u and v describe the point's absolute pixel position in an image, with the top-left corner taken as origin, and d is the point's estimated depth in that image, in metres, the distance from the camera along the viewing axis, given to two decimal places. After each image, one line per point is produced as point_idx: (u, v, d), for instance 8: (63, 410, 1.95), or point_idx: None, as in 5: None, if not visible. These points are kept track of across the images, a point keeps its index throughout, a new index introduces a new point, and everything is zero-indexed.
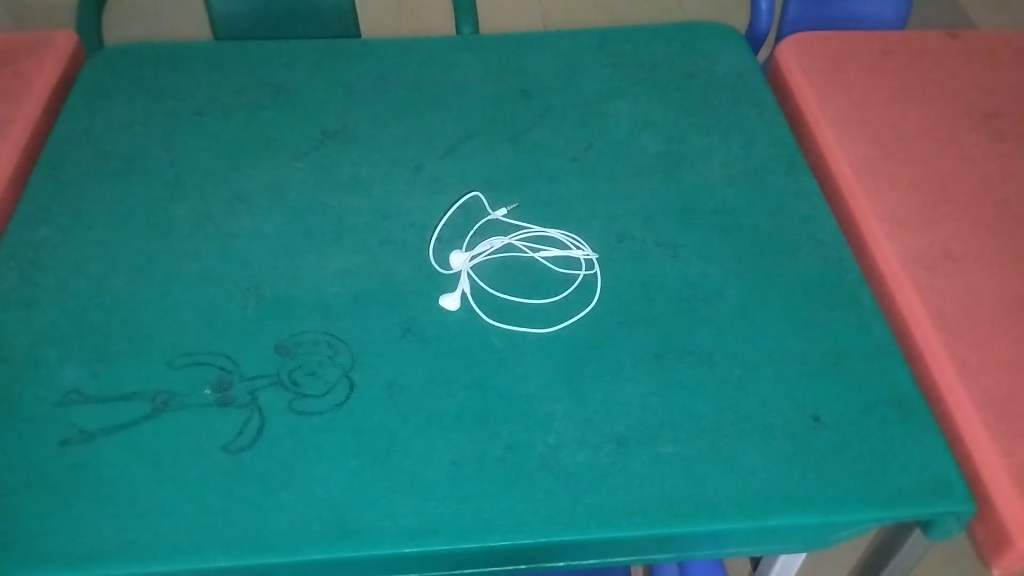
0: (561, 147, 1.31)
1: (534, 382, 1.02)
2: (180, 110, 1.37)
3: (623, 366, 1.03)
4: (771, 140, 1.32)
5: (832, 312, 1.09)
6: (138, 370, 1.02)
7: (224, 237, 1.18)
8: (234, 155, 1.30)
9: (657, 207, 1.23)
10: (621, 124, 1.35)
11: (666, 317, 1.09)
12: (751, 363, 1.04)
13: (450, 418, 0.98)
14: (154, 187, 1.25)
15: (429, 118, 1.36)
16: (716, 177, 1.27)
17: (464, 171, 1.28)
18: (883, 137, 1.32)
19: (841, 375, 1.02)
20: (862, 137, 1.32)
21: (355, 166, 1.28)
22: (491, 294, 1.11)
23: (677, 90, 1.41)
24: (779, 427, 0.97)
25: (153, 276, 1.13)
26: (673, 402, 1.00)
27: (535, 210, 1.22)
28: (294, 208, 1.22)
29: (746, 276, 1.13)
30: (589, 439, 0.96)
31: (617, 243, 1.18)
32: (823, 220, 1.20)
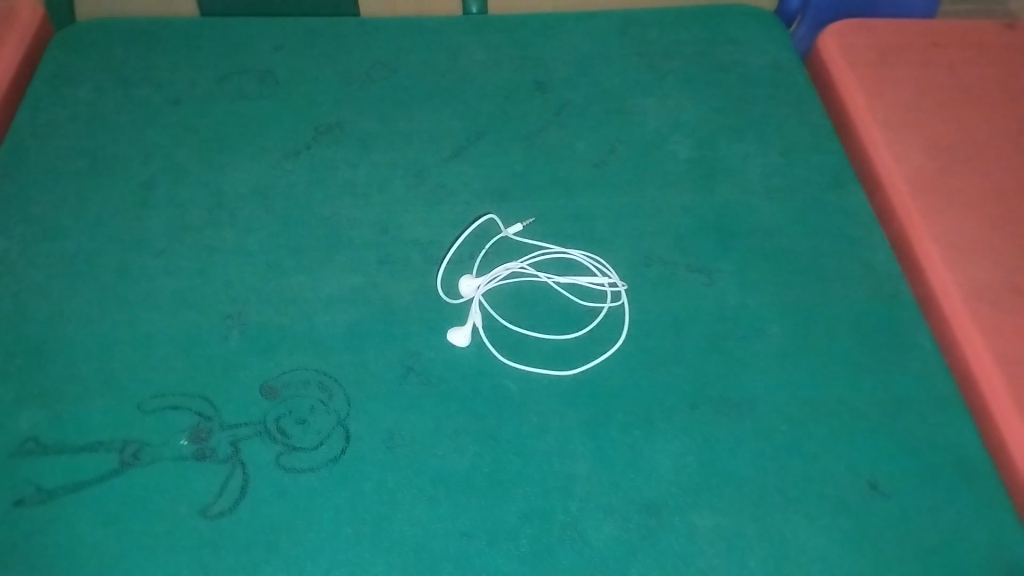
0: (582, 151, 1.18)
1: (553, 436, 0.90)
2: (156, 99, 1.22)
3: (653, 418, 0.92)
4: (817, 146, 1.18)
5: (887, 355, 0.97)
6: (106, 414, 0.90)
7: (204, 251, 1.05)
8: (217, 154, 1.16)
9: (690, 225, 1.10)
10: (647, 125, 1.21)
11: (702, 359, 0.97)
12: (797, 416, 0.92)
13: (459, 479, 0.87)
14: (126, 192, 1.11)
15: (435, 114, 1.22)
16: (755, 190, 1.13)
17: (473, 178, 1.14)
18: (938, 145, 1.18)
19: (899, 432, 0.91)
20: (918, 143, 1.18)
21: (351, 169, 1.15)
22: (505, 328, 0.99)
23: (710, 85, 1.27)
24: (830, 496, 0.87)
25: (123, 297, 1.00)
26: (710, 463, 0.89)
27: (553, 225, 1.09)
28: (283, 218, 1.09)
29: (790, 310, 1.01)
30: (617, 506, 0.86)
31: (646, 267, 1.05)
32: (875, 244, 1.08)
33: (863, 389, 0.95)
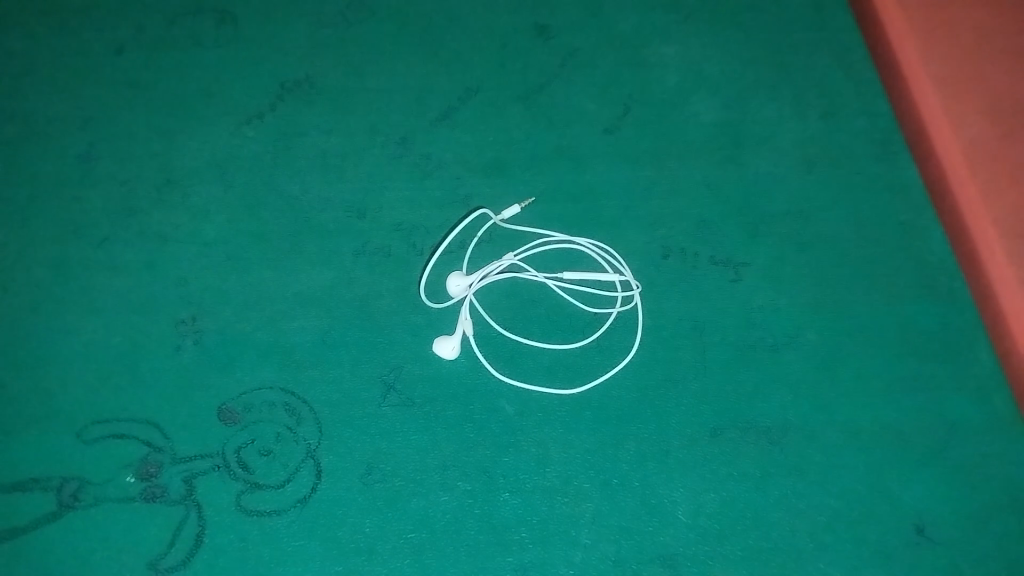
0: (591, 112, 1.01)
1: (555, 470, 0.79)
2: (96, 48, 1.05)
3: (669, 448, 0.80)
4: (863, 108, 1.02)
5: (938, 371, 0.84)
6: (42, 444, 0.79)
7: (153, 239, 0.91)
8: (166, 117, 1.00)
9: (715, 206, 0.95)
10: (667, 79, 1.04)
11: (727, 374, 0.84)
12: (835, 447, 0.81)
13: (445, 524, 0.77)
14: (62, 165, 0.96)
15: (419, 65, 1.04)
16: (791, 162, 0.98)
17: (464, 145, 0.98)
18: (1014, 91, 0.97)
19: (951, 465, 0.80)
20: (986, 87, 0.97)
21: (323, 136, 0.99)
22: (498, 337, 0.86)
23: (740, 29, 1.09)
24: (872, 543, 0.76)
25: (61, 299, 0.87)
26: (735, 503, 0.78)
27: (557, 206, 0.94)
28: (244, 199, 0.94)
29: (829, 313, 0.88)
30: (628, 558, 0.75)
31: (663, 259, 0.91)
32: (927, 232, 0.93)
33: (911, 414, 0.82)
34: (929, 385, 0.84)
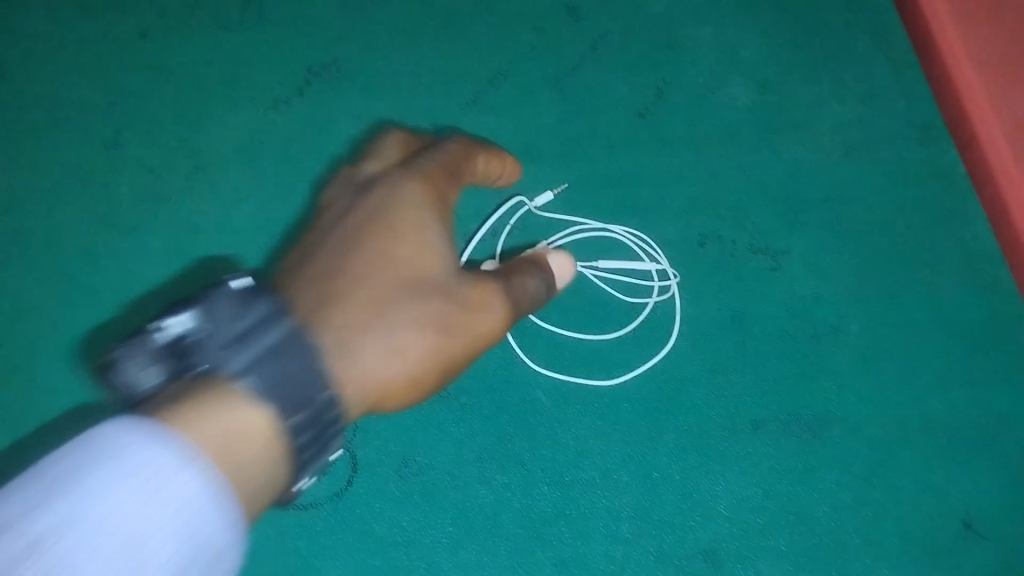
0: (623, 96, 0.98)
1: (594, 463, 0.78)
2: (119, 30, 1.03)
3: (710, 441, 0.79)
4: (904, 88, 0.97)
5: (985, 362, 0.83)
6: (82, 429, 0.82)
7: (184, 229, 0.92)
8: (194, 105, 0.99)
9: (754, 192, 0.92)
10: (701, 61, 1.00)
11: (767, 365, 0.82)
12: (878, 440, 0.79)
13: (484, 518, 0.76)
14: (90, 154, 0.96)
15: (448, 46, 1.01)
16: (831, 146, 0.95)
17: (495, 131, 0.96)
18: None
19: (998, 459, 0.78)
20: None
21: (351, 122, 0.97)
22: (530, 327, 0.84)
23: (779, 4, 1.03)
24: (918, 537, 0.76)
25: (97, 291, 0.89)
26: (776, 497, 0.77)
27: (591, 193, 0.92)
28: (273, 187, 0.94)
29: (871, 302, 0.86)
30: (669, 553, 0.75)
31: (700, 247, 0.89)
32: (972, 220, 0.90)
33: (958, 407, 0.80)
34: (978, 377, 0.82)
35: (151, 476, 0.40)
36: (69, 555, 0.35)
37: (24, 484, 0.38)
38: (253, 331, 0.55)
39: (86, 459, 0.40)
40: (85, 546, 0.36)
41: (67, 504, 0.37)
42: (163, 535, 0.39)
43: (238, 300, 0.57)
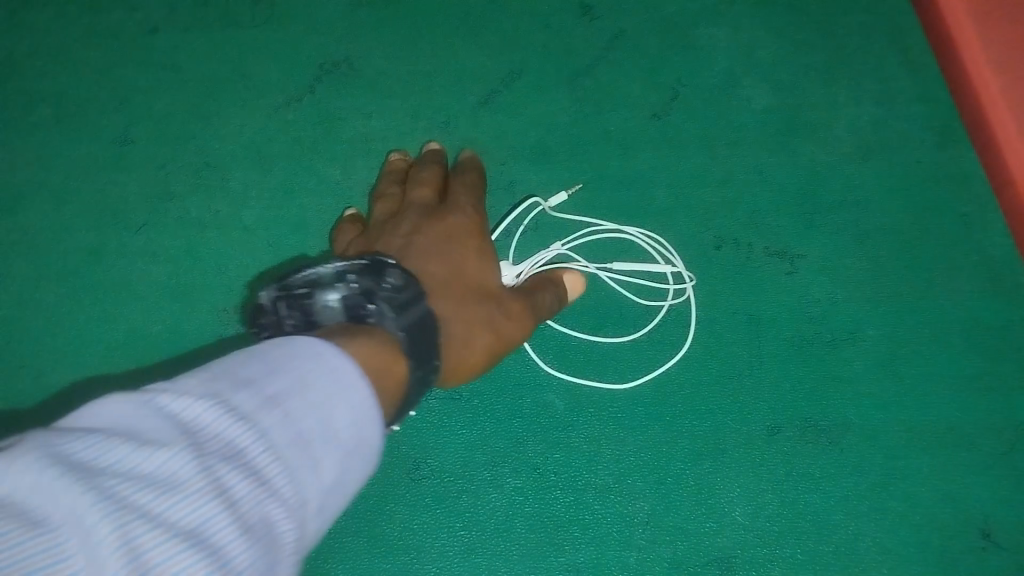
0: (637, 96, 0.97)
1: (608, 468, 0.77)
2: (128, 28, 1.02)
3: (725, 447, 0.78)
4: (923, 90, 0.96)
5: (1005, 369, 0.81)
6: None
7: (193, 227, 0.91)
8: (203, 102, 0.98)
9: (770, 195, 0.91)
10: (717, 62, 0.99)
11: (782, 371, 0.81)
12: (895, 448, 0.78)
13: (497, 523, 0.75)
14: (98, 150, 0.95)
15: (460, 45, 1.00)
16: (848, 148, 0.93)
17: (508, 131, 0.95)
18: None
19: (1019, 468, 0.77)
20: None
21: (362, 121, 0.96)
22: (544, 329, 0.83)
23: (794, 6, 1.02)
24: (936, 547, 0.74)
25: (105, 290, 0.88)
26: (792, 505, 0.76)
27: (604, 194, 0.91)
28: (283, 185, 0.93)
29: (888, 307, 0.85)
30: (684, 561, 0.74)
31: (715, 250, 0.88)
32: (991, 224, 0.89)
33: (976, 415, 0.79)
34: (997, 385, 0.81)
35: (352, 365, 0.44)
36: (301, 404, 0.40)
37: (246, 361, 0.41)
38: (409, 300, 0.58)
39: (306, 340, 0.44)
40: (313, 401, 0.40)
41: (301, 365, 0.42)
42: (361, 413, 0.43)
43: (384, 278, 0.58)
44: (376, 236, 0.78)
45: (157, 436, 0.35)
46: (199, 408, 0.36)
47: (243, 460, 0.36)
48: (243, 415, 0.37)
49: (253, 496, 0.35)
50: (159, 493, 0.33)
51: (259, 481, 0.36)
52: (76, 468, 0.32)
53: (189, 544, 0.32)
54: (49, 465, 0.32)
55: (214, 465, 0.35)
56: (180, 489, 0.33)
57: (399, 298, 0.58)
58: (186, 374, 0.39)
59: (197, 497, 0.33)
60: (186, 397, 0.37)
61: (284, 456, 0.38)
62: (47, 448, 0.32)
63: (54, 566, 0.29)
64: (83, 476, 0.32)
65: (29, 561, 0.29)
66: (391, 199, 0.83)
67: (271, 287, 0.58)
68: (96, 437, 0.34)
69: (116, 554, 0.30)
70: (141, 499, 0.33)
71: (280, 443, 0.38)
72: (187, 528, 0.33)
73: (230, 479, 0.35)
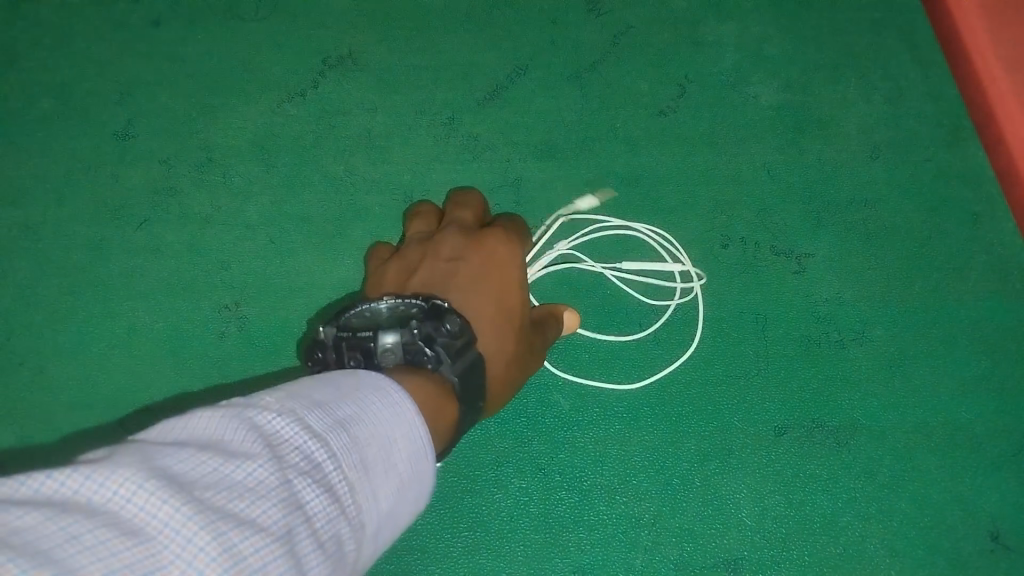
0: (644, 93, 0.96)
1: (614, 468, 0.77)
2: (131, 21, 1.01)
3: (731, 447, 0.77)
4: (931, 88, 0.95)
5: (1014, 370, 0.80)
6: (89, 424, 0.80)
7: (195, 222, 0.90)
8: (205, 96, 0.97)
9: (777, 193, 0.90)
10: (724, 58, 0.98)
11: (790, 371, 0.81)
12: (903, 448, 0.78)
13: (501, 523, 0.75)
14: (99, 144, 0.94)
15: (465, 39, 0.99)
16: (857, 146, 0.92)
17: (513, 127, 0.94)
18: None
19: None
20: None
21: (366, 116, 0.95)
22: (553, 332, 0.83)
23: (802, 2, 1.01)
24: (945, 549, 0.74)
25: (107, 285, 0.87)
26: (800, 506, 0.75)
27: (610, 191, 0.90)
28: (286, 180, 0.92)
29: (896, 306, 0.84)
30: (691, 562, 0.73)
31: (722, 248, 0.87)
32: (1001, 222, 0.87)
33: (984, 416, 0.79)
34: (1006, 385, 0.80)
35: (407, 401, 0.46)
36: (366, 431, 0.42)
37: (313, 391, 0.43)
38: (464, 347, 0.59)
39: (366, 377, 0.47)
40: (373, 431, 0.43)
41: (364, 397, 0.45)
42: (417, 445, 0.45)
43: (444, 322, 0.58)
44: (415, 256, 0.75)
45: (243, 451, 0.37)
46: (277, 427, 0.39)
47: (320, 478, 0.38)
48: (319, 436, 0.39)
49: (328, 512, 0.38)
50: (250, 500, 0.35)
51: (334, 497, 0.38)
52: (172, 480, 0.33)
53: (284, 552, 0.34)
54: (150, 476, 0.33)
55: (297, 480, 0.37)
56: (267, 500, 0.35)
57: (457, 343, 0.58)
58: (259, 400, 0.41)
59: (283, 506, 0.36)
60: (266, 419, 0.39)
61: (353, 476, 0.40)
62: (141, 463, 0.34)
63: (159, 571, 0.31)
64: (181, 487, 0.34)
65: (135, 565, 0.30)
66: (427, 217, 0.82)
67: (329, 326, 0.58)
68: (185, 455, 0.36)
69: (217, 562, 0.32)
70: (235, 506, 0.34)
71: (350, 464, 0.40)
72: (279, 535, 0.34)
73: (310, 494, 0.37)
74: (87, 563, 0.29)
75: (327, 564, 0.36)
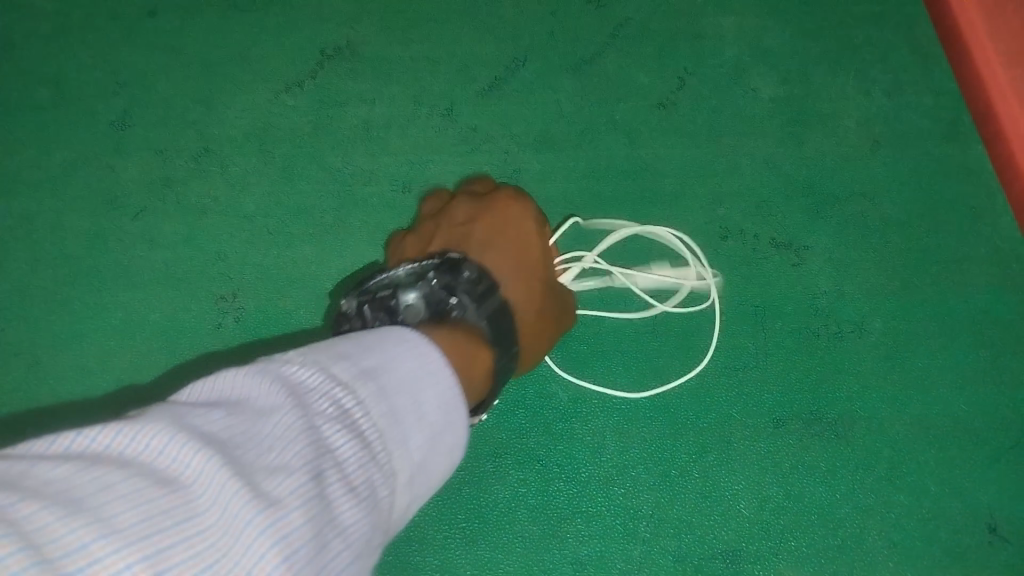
0: (643, 85, 0.95)
1: (612, 460, 0.77)
2: (127, 11, 1.01)
3: (730, 440, 0.77)
4: (931, 81, 0.94)
5: (1013, 363, 0.80)
6: (85, 415, 0.80)
7: (191, 212, 0.90)
8: (203, 87, 0.96)
9: (776, 185, 0.90)
10: (724, 51, 0.98)
11: (789, 363, 0.80)
12: (901, 441, 0.78)
13: (499, 514, 0.75)
14: (95, 135, 0.94)
15: (464, 31, 0.99)
16: (856, 140, 0.92)
17: (512, 118, 0.94)
18: None
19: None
20: None
21: (364, 107, 0.94)
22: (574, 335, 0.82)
23: None
24: (942, 541, 0.74)
25: (103, 275, 0.87)
26: (798, 498, 0.75)
27: (609, 183, 0.90)
28: (284, 171, 0.91)
29: (895, 299, 0.84)
30: (690, 554, 0.73)
31: (722, 241, 0.87)
32: (1000, 216, 0.87)
33: (982, 409, 0.78)
34: (1004, 378, 0.80)
35: (431, 350, 0.48)
36: (393, 381, 0.44)
37: (342, 346, 0.45)
38: (486, 291, 0.66)
39: (393, 330, 0.49)
40: (399, 380, 0.45)
41: (391, 351, 0.46)
42: (442, 394, 0.47)
43: (461, 271, 0.66)
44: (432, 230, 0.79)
45: (274, 401, 0.38)
46: (300, 380, 0.40)
47: (343, 427, 0.39)
48: (342, 388, 0.41)
49: (354, 459, 0.39)
50: (282, 448, 0.36)
51: (358, 445, 0.39)
52: (201, 433, 0.35)
53: (317, 495, 0.35)
54: (177, 431, 0.34)
55: (328, 429, 0.39)
56: (300, 444, 0.37)
57: (478, 287, 0.66)
58: (283, 356, 0.43)
59: (313, 453, 0.37)
60: (296, 371, 0.41)
61: (382, 426, 0.42)
62: (172, 420, 0.35)
63: (196, 517, 0.32)
64: (212, 438, 0.35)
65: (169, 514, 0.32)
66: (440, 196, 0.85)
67: (351, 295, 0.64)
68: (211, 412, 0.37)
69: (252, 504, 0.33)
70: (266, 456, 0.36)
71: (379, 414, 0.42)
72: (309, 477, 0.36)
73: (338, 442, 0.39)
74: (118, 512, 0.30)
75: (359, 507, 0.38)
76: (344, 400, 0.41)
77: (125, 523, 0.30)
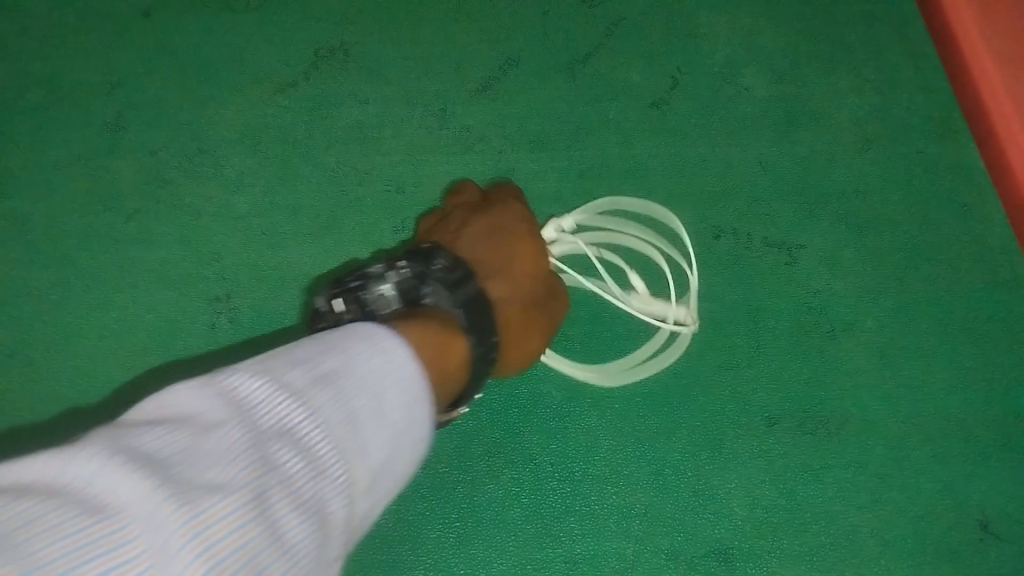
0: (636, 84, 0.96)
1: (605, 459, 0.77)
2: (121, 12, 1.01)
3: (722, 439, 0.78)
4: (922, 80, 0.95)
5: (1003, 360, 0.81)
6: (79, 415, 0.80)
7: (185, 213, 0.90)
8: (196, 88, 0.96)
9: (769, 184, 0.90)
10: (717, 50, 0.98)
11: (781, 361, 0.81)
12: (893, 438, 0.78)
13: (492, 513, 0.75)
14: (89, 136, 0.94)
15: (457, 31, 0.99)
16: (848, 138, 0.92)
17: (506, 118, 0.94)
18: None
19: (1016, 458, 0.77)
20: None
21: (358, 107, 0.95)
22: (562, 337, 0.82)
23: None
24: (934, 538, 0.74)
25: (97, 276, 0.87)
26: (790, 496, 0.76)
27: (602, 183, 0.90)
28: (278, 172, 0.91)
29: (887, 296, 0.84)
30: (682, 552, 0.73)
31: (715, 240, 0.87)
32: (991, 214, 0.88)
33: (973, 406, 0.79)
34: (995, 376, 0.80)
35: (388, 348, 0.51)
36: (345, 387, 0.47)
37: (299, 352, 0.48)
38: (460, 278, 0.68)
39: (353, 329, 0.52)
40: (354, 384, 0.47)
41: (345, 353, 0.49)
42: (400, 394, 0.50)
43: (433, 261, 0.68)
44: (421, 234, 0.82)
45: (217, 420, 0.42)
46: (247, 395, 0.44)
47: (287, 443, 0.43)
48: (287, 402, 0.44)
49: (300, 472, 0.42)
50: (223, 467, 0.40)
51: (304, 458, 0.43)
52: (142, 454, 0.39)
53: (254, 512, 0.39)
54: (110, 457, 0.38)
55: (270, 444, 0.42)
56: (238, 464, 0.40)
57: (451, 275, 0.68)
58: (235, 367, 0.46)
59: (253, 470, 0.40)
60: (246, 385, 0.44)
61: (335, 432, 0.45)
62: (117, 440, 0.39)
63: (129, 539, 0.35)
64: (152, 460, 0.39)
65: (101, 538, 0.35)
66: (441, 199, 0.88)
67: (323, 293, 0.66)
68: (159, 432, 0.40)
69: (183, 527, 0.36)
70: (208, 474, 0.39)
71: (332, 421, 0.45)
72: (246, 494, 0.39)
73: (281, 457, 0.42)
74: (42, 547, 0.34)
75: (302, 517, 0.41)
76: (291, 412, 0.44)
77: (49, 557, 0.34)
